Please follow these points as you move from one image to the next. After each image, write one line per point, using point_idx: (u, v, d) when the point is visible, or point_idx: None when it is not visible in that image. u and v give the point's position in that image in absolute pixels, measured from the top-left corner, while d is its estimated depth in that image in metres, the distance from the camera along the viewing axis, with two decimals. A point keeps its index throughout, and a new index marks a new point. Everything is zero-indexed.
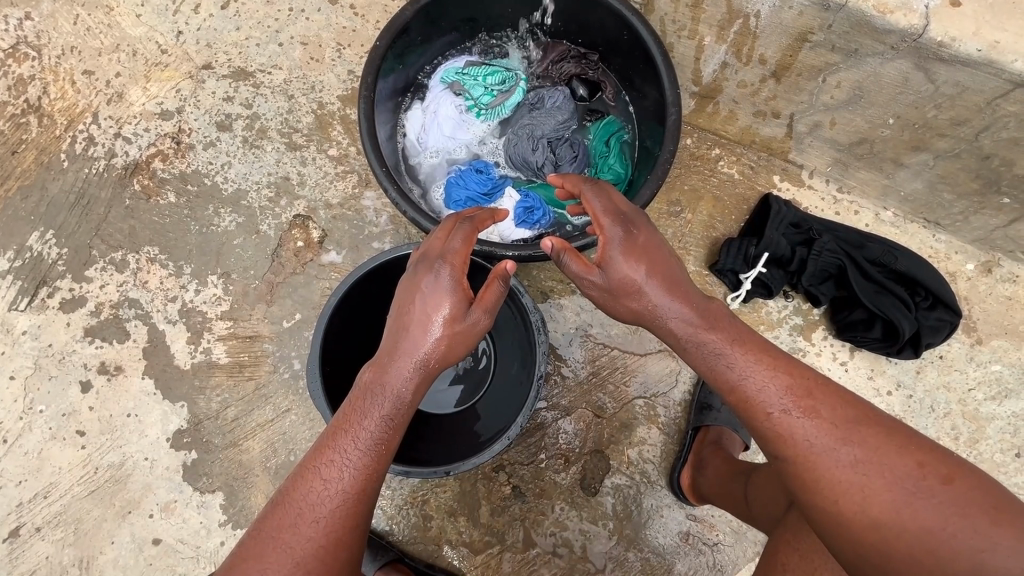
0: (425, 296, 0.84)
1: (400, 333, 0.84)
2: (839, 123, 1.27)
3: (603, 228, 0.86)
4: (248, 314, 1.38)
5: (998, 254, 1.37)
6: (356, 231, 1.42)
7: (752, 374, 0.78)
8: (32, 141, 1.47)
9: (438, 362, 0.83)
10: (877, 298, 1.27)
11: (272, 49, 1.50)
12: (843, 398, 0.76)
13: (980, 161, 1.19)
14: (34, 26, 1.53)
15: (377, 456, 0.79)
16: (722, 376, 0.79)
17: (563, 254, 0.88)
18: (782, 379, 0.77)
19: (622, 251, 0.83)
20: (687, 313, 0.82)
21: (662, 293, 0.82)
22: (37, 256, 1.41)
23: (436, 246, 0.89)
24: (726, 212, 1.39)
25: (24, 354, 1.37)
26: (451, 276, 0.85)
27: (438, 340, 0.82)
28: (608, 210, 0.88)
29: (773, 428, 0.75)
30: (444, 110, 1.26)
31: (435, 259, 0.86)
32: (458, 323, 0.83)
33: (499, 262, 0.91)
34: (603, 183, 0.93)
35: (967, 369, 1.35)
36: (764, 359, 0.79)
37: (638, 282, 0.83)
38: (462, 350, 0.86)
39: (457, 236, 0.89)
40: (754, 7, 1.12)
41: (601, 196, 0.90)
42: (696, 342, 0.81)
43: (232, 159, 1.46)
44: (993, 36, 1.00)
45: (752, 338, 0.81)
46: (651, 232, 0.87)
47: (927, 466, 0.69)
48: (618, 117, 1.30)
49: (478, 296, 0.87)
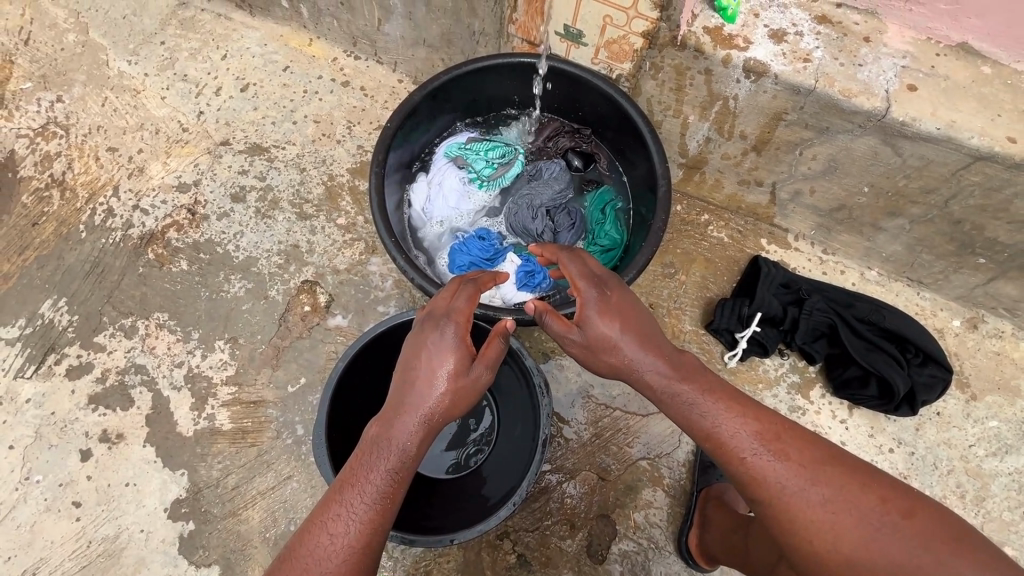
0: (431, 352, 0.87)
1: (405, 387, 0.85)
2: (818, 191, 1.35)
3: (579, 290, 0.91)
4: (253, 378, 1.39)
5: (982, 311, 1.44)
6: (363, 296, 1.47)
7: (723, 420, 0.80)
8: (53, 214, 1.54)
9: (441, 416, 0.85)
10: (870, 356, 1.30)
11: (287, 126, 1.65)
12: (807, 440, 0.80)
13: (952, 225, 1.26)
14: (64, 108, 1.67)
15: (381, 511, 0.79)
16: (696, 424, 0.81)
17: (545, 315, 0.94)
18: (752, 424, 0.80)
19: (596, 310, 0.87)
20: (663, 365, 0.84)
21: (637, 347, 0.85)
22: (47, 323, 1.44)
23: (442, 305, 0.93)
24: (718, 272, 1.48)
25: (25, 422, 1.36)
26: (456, 333, 0.89)
27: (442, 395, 0.84)
28: (583, 273, 0.93)
29: (748, 472, 0.77)
30: (448, 182, 1.33)
31: (442, 317, 0.90)
32: (462, 378, 0.86)
33: (499, 321, 0.98)
34: (578, 250, 1.00)
35: (965, 425, 1.37)
36: (733, 406, 0.81)
37: (615, 338, 0.85)
38: (464, 406, 0.88)
39: (462, 296, 0.94)
40: (731, 91, 1.19)
41: (576, 260, 0.96)
42: (670, 393, 0.83)
43: (244, 228, 1.53)
44: (949, 116, 1.07)
45: (721, 385, 0.84)
46: (623, 292, 0.92)
47: (889, 502, 0.74)
48: (612, 186, 1.38)
49: (482, 352, 0.91)
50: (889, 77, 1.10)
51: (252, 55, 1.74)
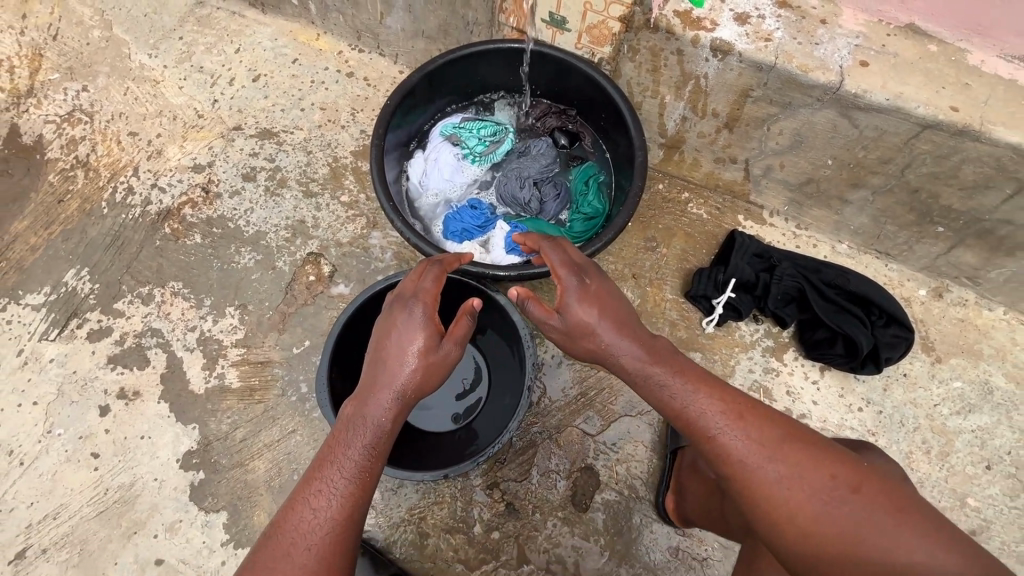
0: (401, 331, 0.97)
1: (379, 367, 0.95)
2: (787, 166, 1.45)
3: (560, 278, 1.02)
4: (261, 341, 1.49)
5: (946, 280, 1.53)
6: (364, 267, 1.57)
7: (691, 401, 0.90)
8: (77, 191, 1.66)
9: (415, 391, 0.95)
10: (837, 317, 1.39)
11: (295, 113, 1.77)
12: (769, 419, 0.88)
13: (910, 195, 1.36)
14: (89, 96, 1.79)
15: (362, 483, 0.87)
16: (667, 404, 0.92)
17: (526, 301, 1.02)
18: (717, 404, 0.89)
19: (576, 297, 0.98)
20: (638, 351, 0.95)
21: (615, 334, 0.95)
22: (70, 290, 1.54)
23: (411, 288, 1.05)
24: (697, 245, 1.58)
25: (48, 380, 1.46)
26: (424, 312, 1.00)
27: (415, 370, 0.94)
28: (565, 262, 1.04)
29: (713, 448, 0.87)
30: (443, 157, 1.45)
31: (411, 298, 1.02)
32: (433, 353, 0.96)
33: (467, 302, 1.10)
34: (561, 239, 1.10)
35: (931, 385, 1.45)
36: (701, 388, 0.91)
37: (593, 323, 0.96)
38: (437, 380, 0.98)
39: (429, 277, 1.06)
40: (702, 70, 1.30)
41: (558, 251, 1.06)
42: (643, 375, 0.94)
43: (255, 205, 1.65)
44: (897, 88, 1.18)
45: (690, 369, 0.94)
46: (600, 280, 1.03)
47: (840, 478, 0.82)
48: (596, 162, 1.49)
49: (450, 330, 1.02)
50: (843, 54, 1.21)
51: (264, 49, 1.87)
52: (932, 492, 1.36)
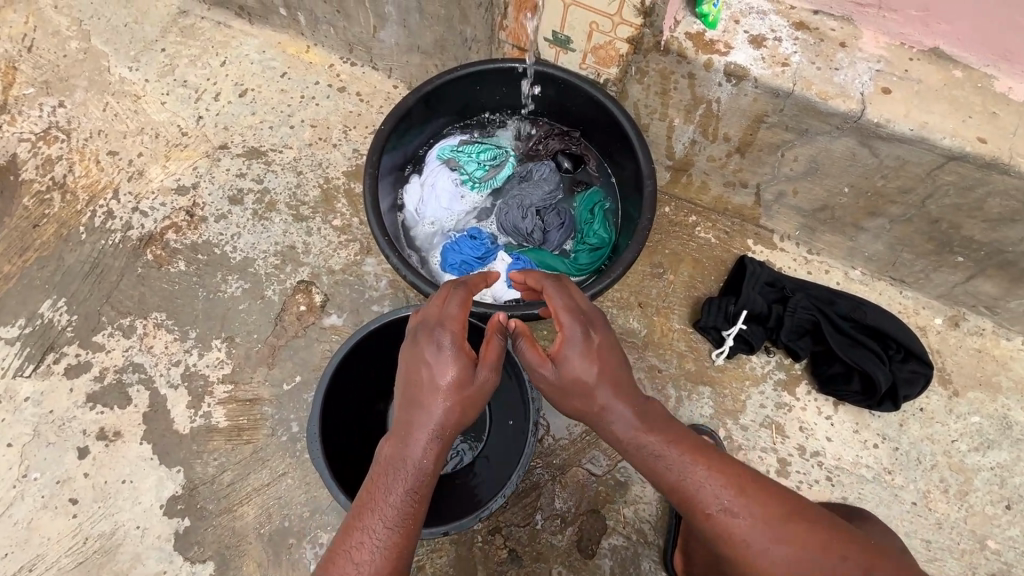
0: (433, 362, 0.88)
1: (411, 404, 0.88)
2: (800, 192, 1.39)
3: (562, 326, 0.93)
4: (249, 377, 1.42)
5: (963, 309, 1.48)
6: (358, 296, 1.50)
7: (690, 474, 0.86)
8: (53, 216, 1.57)
9: (453, 426, 0.87)
10: (854, 352, 1.33)
11: (284, 130, 1.69)
12: (769, 494, 0.86)
13: (930, 225, 1.30)
14: (66, 112, 1.70)
15: (404, 531, 0.82)
16: (664, 476, 0.87)
17: (519, 341, 0.96)
18: (717, 478, 0.86)
19: (576, 351, 0.90)
20: (634, 416, 0.89)
21: (612, 396, 0.89)
22: (47, 323, 1.46)
23: (436, 313, 0.95)
24: (705, 272, 1.51)
25: (23, 420, 1.38)
26: (454, 341, 0.90)
27: (450, 405, 0.86)
28: (568, 307, 0.95)
29: (713, 526, 0.84)
30: (440, 183, 1.37)
31: (437, 325, 0.93)
32: (469, 385, 0.88)
33: (493, 318, 1.00)
34: (565, 280, 1.03)
35: (948, 420, 1.40)
36: (699, 459, 0.87)
37: (589, 381, 0.89)
38: (475, 410, 0.90)
39: (454, 302, 0.96)
40: (714, 94, 1.23)
41: (561, 292, 0.99)
42: (638, 444, 0.89)
43: (242, 230, 1.57)
44: (922, 118, 1.12)
45: (686, 437, 0.90)
46: (602, 331, 0.95)
47: (841, 557, 0.82)
48: (601, 187, 1.41)
49: (482, 355, 0.92)
50: (864, 81, 1.15)
51: (251, 61, 1.78)
52: (950, 534, 1.32)
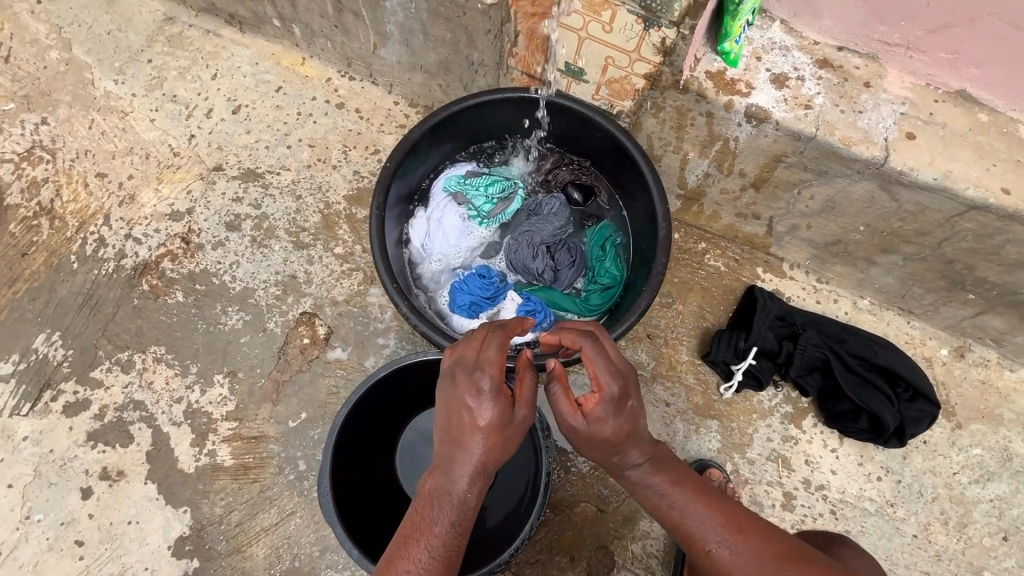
0: (474, 399, 0.86)
1: (453, 439, 0.86)
2: (814, 226, 1.37)
3: (599, 386, 0.87)
4: (253, 413, 1.39)
5: (969, 340, 1.48)
6: (362, 328, 1.47)
7: (692, 512, 0.89)
8: (42, 243, 1.51)
9: (494, 461, 0.87)
10: (863, 391, 1.33)
11: (281, 151, 1.63)
12: (769, 534, 0.87)
13: (944, 264, 1.28)
14: (50, 130, 1.62)
15: (449, 563, 0.82)
16: (668, 515, 0.90)
17: (554, 384, 0.90)
18: (717, 516, 0.88)
19: (606, 406, 0.86)
20: (645, 460, 0.92)
21: (628, 441, 0.90)
22: (42, 358, 1.42)
23: (472, 354, 0.90)
24: (714, 302, 1.50)
25: (23, 460, 1.35)
26: (493, 380, 0.87)
27: (492, 442, 0.85)
28: (610, 370, 0.88)
29: (712, 563, 0.86)
30: (448, 219, 1.33)
31: (476, 365, 0.88)
32: (510, 423, 0.87)
33: (521, 354, 0.99)
34: (600, 335, 0.93)
35: (950, 453, 1.42)
36: (700, 498, 0.90)
37: (617, 436, 0.87)
38: (514, 445, 0.90)
39: (491, 346, 0.90)
40: (732, 133, 1.19)
41: (603, 355, 0.89)
42: (644, 483, 0.92)
43: (240, 258, 1.52)
44: (945, 165, 1.09)
45: (690, 478, 0.94)
46: (635, 391, 0.90)
47: None
48: (612, 221, 1.38)
49: (518, 392, 0.91)
50: (888, 124, 1.11)
51: (244, 75, 1.70)
52: (948, 566, 1.35)
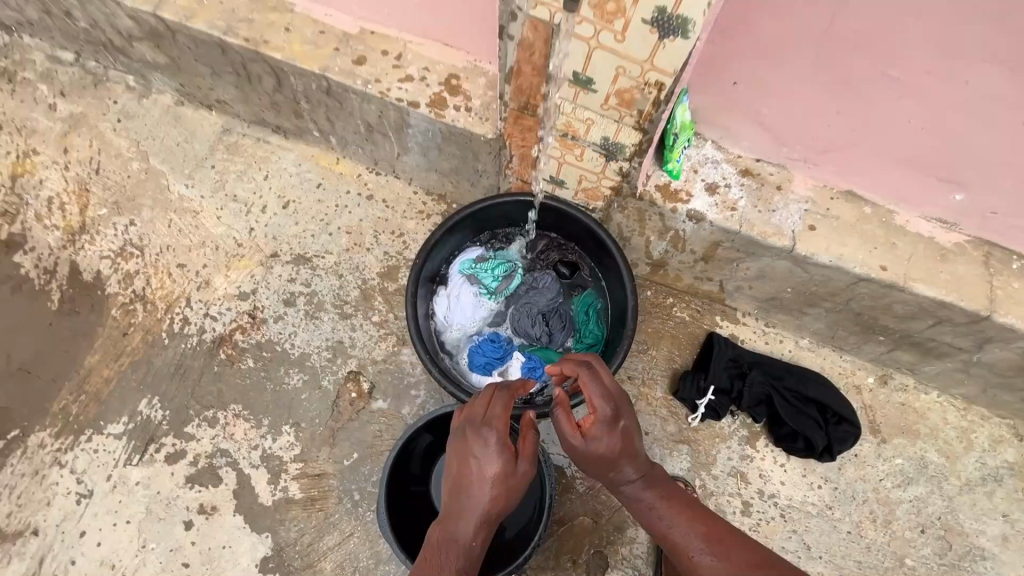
0: (483, 459, 1.24)
1: (466, 490, 1.23)
2: (755, 287, 1.72)
3: (597, 407, 1.26)
4: (316, 455, 1.75)
5: (890, 369, 1.82)
6: (398, 382, 1.83)
7: (679, 524, 1.21)
8: (139, 324, 1.88)
9: (497, 507, 1.23)
10: (798, 418, 1.69)
11: (324, 237, 2.00)
12: (746, 545, 1.13)
13: (856, 316, 1.63)
14: (138, 230, 2.01)
15: None
16: (659, 524, 1.23)
17: (560, 408, 1.33)
18: (699, 529, 1.19)
19: (603, 426, 1.26)
20: (639, 479, 1.29)
21: (626, 462, 1.26)
22: (146, 418, 1.79)
23: (485, 415, 1.28)
24: (681, 348, 1.85)
25: (137, 501, 1.71)
26: (499, 441, 1.24)
27: (495, 494, 1.22)
28: (604, 396, 1.27)
29: (693, 565, 1.14)
30: (464, 296, 1.69)
31: (486, 427, 1.26)
32: (511, 478, 1.23)
33: (526, 414, 1.34)
34: (596, 368, 1.33)
35: (877, 463, 1.76)
36: (686, 513, 1.23)
37: (613, 451, 1.25)
38: (513, 495, 1.26)
39: (499, 406, 1.29)
40: (680, 226, 1.55)
41: (596, 383, 1.29)
42: (642, 499, 1.28)
43: (297, 329, 1.89)
44: (838, 250, 1.45)
45: (681, 497, 1.27)
46: (627, 413, 1.29)
47: None
48: (594, 289, 1.74)
49: (522, 448, 1.28)
50: (795, 219, 1.47)
51: (290, 175, 2.08)
52: (876, 555, 1.68)
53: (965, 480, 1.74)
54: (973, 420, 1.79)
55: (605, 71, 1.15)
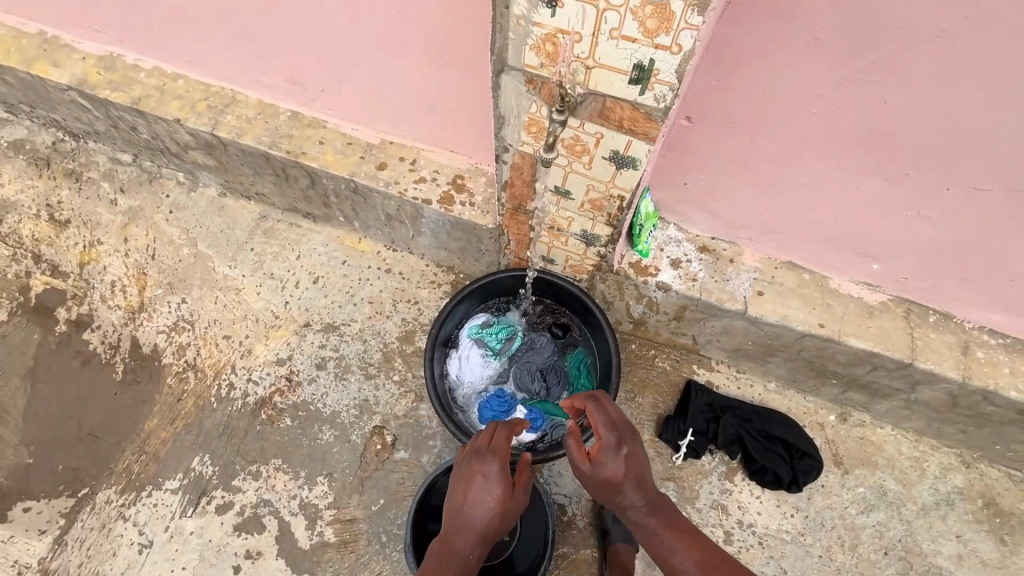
0: (484, 483, 1.46)
1: (467, 511, 1.43)
2: (722, 340, 2.00)
3: (602, 435, 1.50)
4: (347, 502, 2.00)
5: (848, 407, 2.08)
6: (417, 434, 2.09)
7: (680, 551, 1.39)
8: (191, 390, 2.17)
9: (492, 528, 1.42)
10: (766, 454, 1.95)
11: (350, 307, 2.30)
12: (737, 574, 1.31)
13: (809, 363, 1.90)
14: (188, 307, 2.32)
15: None
16: (661, 550, 1.41)
17: (570, 436, 1.57)
18: (697, 556, 1.37)
19: (610, 451, 1.47)
20: (643, 506, 1.46)
21: (631, 489, 1.44)
22: (198, 474, 2.05)
23: (488, 446, 1.56)
24: (664, 394, 2.11)
25: (191, 549, 1.95)
26: (498, 467, 1.49)
27: (491, 514, 1.42)
28: (607, 424, 1.52)
29: None
30: (473, 357, 1.98)
31: (489, 456, 1.52)
32: (507, 502, 1.44)
33: (524, 457, 1.61)
34: (600, 401, 1.60)
35: (842, 492, 1.99)
36: (686, 541, 1.40)
37: (617, 475, 1.44)
38: (507, 520, 1.45)
39: (500, 439, 1.58)
40: (652, 294, 1.85)
41: (601, 412, 1.55)
42: (646, 525, 1.45)
43: (328, 389, 2.16)
44: (783, 311, 1.74)
45: (684, 526, 1.44)
46: (631, 441, 1.51)
47: None
48: (584, 347, 2.02)
49: (518, 481, 1.53)
50: (746, 287, 1.77)
51: (319, 253, 2.41)
52: None
53: (921, 505, 1.97)
54: (925, 450, 2.03)
55: (579, 186, 1.47)
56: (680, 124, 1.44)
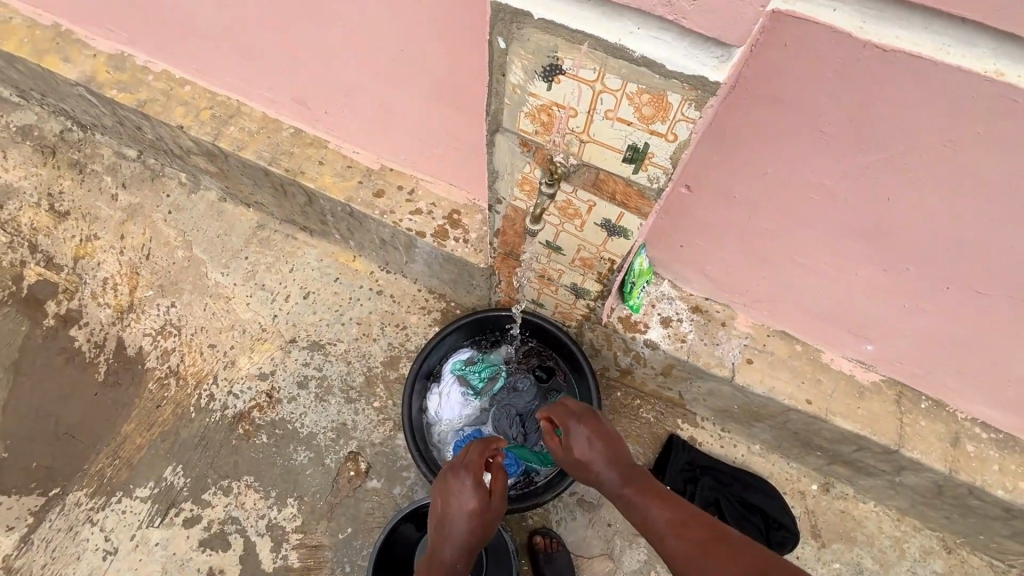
0: (459, 496, 1.43)
1: (446, 524, 1.42)
2: (709, 400, 1.95)
3: (566, 424, 1.53)
4: (315, 528, 1.98)
5: (833, 478, 2.03)
6: (391, 463, 2.07)
7: (651, 513, 1.30)
8: (171, 397, 2.16)
9: (474, 538, 1.41)
10: (742, 521, 1.93)
11: (337, 326, 2.28)
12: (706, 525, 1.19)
13: (795, 434, 1.86)
14: (177, 311, 2.31)
15: None
16: (635, 517, 1.34)
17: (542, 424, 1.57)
18: (667, 514, 1.26)
19: (578, 428, 1.51)
20: (620, 475, 1.41)
21: (604, 466, 1.43)
22: (169, 484, 2.04)
23: (462, 459, 1.51)
24: (645, 447, 2.07)
25: (154, 560, 1.95)
26: (472, 479, 1.44)
27: (471, 526, 1.40)
28: (569, 413, 1.55)
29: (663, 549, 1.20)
30: (454, 394, 1.96)
31: (462, 468, 1.47)
32: (485, 513, 1.41)
33: (498, 459, 1.53)
34: (563, 399, 1.62)
35: (816, 566, 1.94)
36: (658, 500, 1.32)
37: (584, 453, 1.46)
38: (490, 526, 1.44)
39: (474, 451, 1.51)
40: (640, 350, 1.81)
41: (563, 407, 1.58)
42: (623, 499, 1.39)
43: (308, 409, 2.15)
44: (771, 382, 1.70)
45: (656, 490, 1.36)
46: (595, 421, 1.53)
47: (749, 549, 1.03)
48: (567, 393, 1.98)
49: (493, 488, 1.46)
50: (735, 353, 1.73)
51: (312, 268, 2.38)
52: None
53: None
54: (906, 530, 1.98)
55: (570, 245, 1.43)
56: (679, 191, 1.40)
